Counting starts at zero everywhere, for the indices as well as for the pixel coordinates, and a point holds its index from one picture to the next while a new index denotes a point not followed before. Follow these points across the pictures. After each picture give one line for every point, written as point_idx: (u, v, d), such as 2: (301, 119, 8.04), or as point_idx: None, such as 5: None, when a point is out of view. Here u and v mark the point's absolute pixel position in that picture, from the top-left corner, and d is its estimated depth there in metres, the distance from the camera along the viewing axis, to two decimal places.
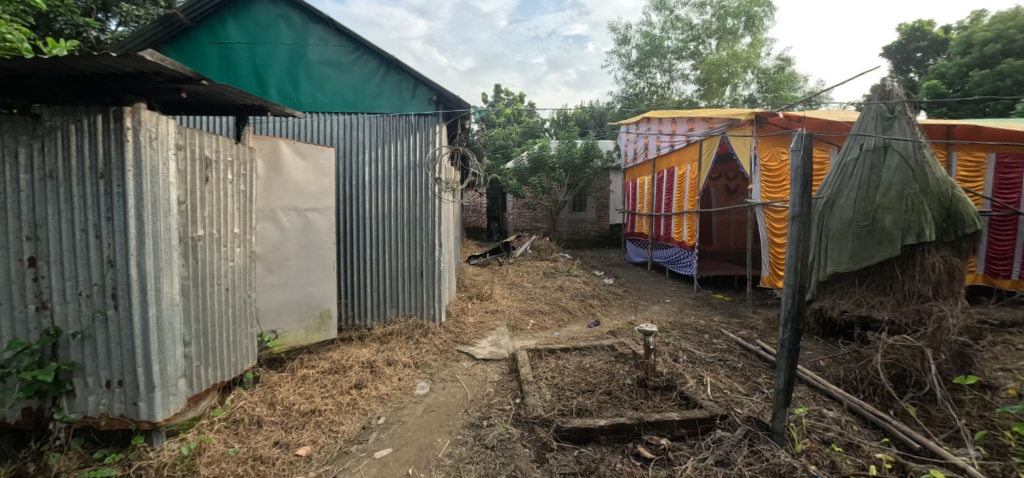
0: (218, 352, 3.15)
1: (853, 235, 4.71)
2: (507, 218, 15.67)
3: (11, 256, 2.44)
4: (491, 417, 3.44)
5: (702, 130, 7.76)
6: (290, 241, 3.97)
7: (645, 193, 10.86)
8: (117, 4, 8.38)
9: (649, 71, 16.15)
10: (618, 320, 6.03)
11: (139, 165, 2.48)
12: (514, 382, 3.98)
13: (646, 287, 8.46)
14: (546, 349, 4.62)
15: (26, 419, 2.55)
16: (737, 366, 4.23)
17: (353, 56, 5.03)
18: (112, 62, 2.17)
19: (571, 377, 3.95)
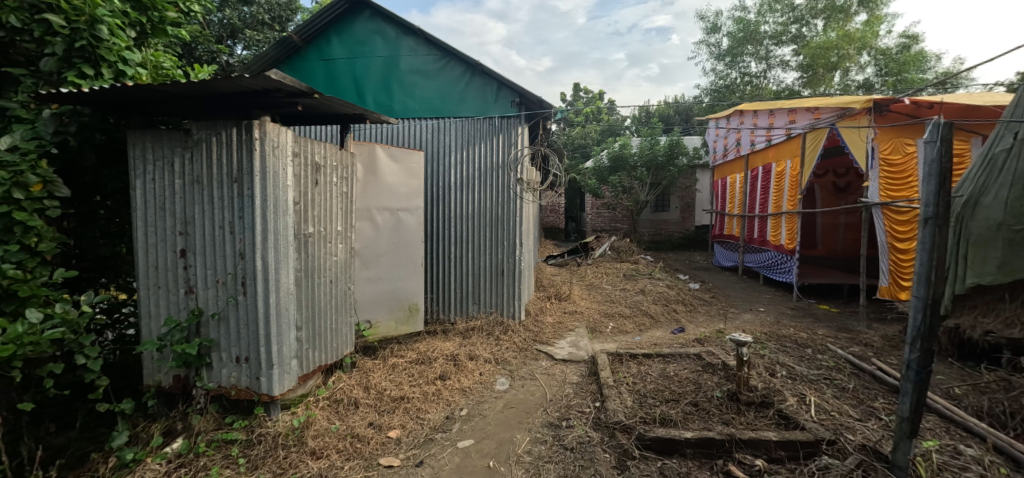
0: (323, 337, 3.53)
1: (1003, 241, 4.21)
2: (585, 218, 15.64)
3: (169, 247, 2.95)
4: (570, 419, 3.53)
5: (807, 122, 7.29)
6: (383, 238, 4.31)
7: (737, 192, 10.34)
8: (243, 31, 9.55)
9: (743, 60, 15.29)
10: (704, 328, 5.84)
11: (264, 171, 2.86)
12: (594, 385, 4.04)
13: (735, 293, 8.07)
14: (628, 354, 4.62)
15: (176, 384, 3.05)
16: (848, 387, 3.95)
17: (441, 63, 5.33)
18: (246, 82, 2.55)
19: (653, 384, 3.93)
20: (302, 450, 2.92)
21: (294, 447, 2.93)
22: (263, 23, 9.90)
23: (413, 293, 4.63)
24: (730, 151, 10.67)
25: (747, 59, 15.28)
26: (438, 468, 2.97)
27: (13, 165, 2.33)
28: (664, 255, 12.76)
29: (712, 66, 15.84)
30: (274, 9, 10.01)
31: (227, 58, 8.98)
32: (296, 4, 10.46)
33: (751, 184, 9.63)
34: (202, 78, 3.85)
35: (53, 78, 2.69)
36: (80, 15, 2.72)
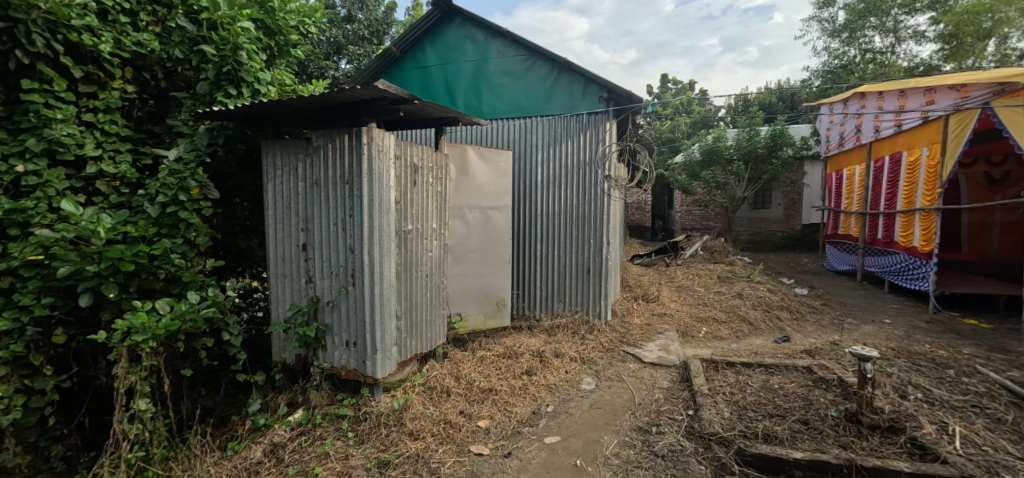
0: (419, 327, 3.82)
1: None
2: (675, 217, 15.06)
3: (295, 241, 3.38)
4: (660, 425, 3.49)
5: (949, 102, 6.52)
6: (473, 235, 4.54)
7: (857, 187, 9.38)
8: (346, 47, 10.43)
9: (863, 35, 13.84)
10: (813, 338, 5.40)
11: (372, 173, 3.17)
12: (686, 392, 3.95)
13: (853, 302, 7.36)
14: (725, 362, 4.46)
15: (297, 362, 3.48)
16: (1004, 418, 3.47)
17: (528, 64, 5.47)
18: (357, 92, 2.85)
19: (754, 396, 3.75)
20: (401, 430, 3.19)
21: (394, 426, 3.21)
22: (363, 38, 10.76)
23: (501, 289, 4.80)
24: (846, 140, 9.70)
25: (869, 33, 13.77)
26: (526, 461, 3.10)
27: (180, 173, 2.93)
28: (763, 257, 11.94)
29: (824, 44, 14.48)
30: (372, 24, 10.82)
31: (333, 73, 9.87)
32: (391, 18, 11.22)
33: (874, 176, 8.68)
34: (317, 92, 4.34)
35: (205, 98, 3.20)
36: (226, 44, 3.22)
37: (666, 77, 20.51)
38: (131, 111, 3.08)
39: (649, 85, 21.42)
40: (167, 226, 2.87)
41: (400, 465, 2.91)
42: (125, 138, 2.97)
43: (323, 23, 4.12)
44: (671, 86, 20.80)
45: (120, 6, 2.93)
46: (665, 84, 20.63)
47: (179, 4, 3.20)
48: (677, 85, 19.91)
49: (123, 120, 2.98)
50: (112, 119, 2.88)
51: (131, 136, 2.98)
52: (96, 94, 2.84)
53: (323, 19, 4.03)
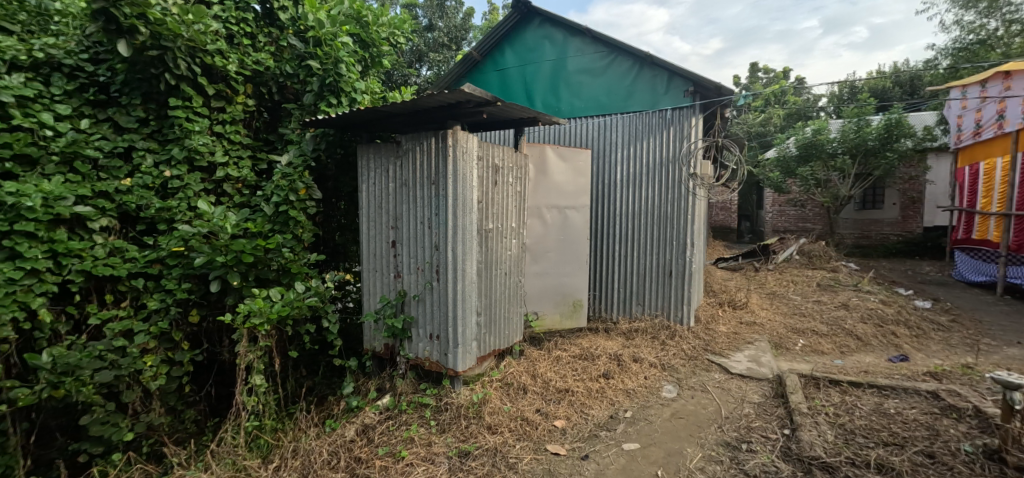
0: (497, 324, 3.94)
1: None
2: (766, 218, 14.09)
3: (386, 238, 3.66)
4: (751, 442, 3.30)
5: None
6: (550, 234, 4.58)
7: (998, 183, 8.22)
8: (428, 54, 10.95)
9: (1008, 3, 12.10)
10: (937, 359, 4.80)
11: (456, 173, 3.34)
12: (781, 409, 3.71)
13: (991, 319, 6.43)
14: (828, 379, 4.13)
15: (386, 351, 3.74)
16: None
17: (607, 60, 5.42)
18: (445, 96, 3.03)
19: (864, 420, 3.45)
20: (480, 423, 3.32)
21: (473, 418, 3.36)
22: (443, 44, 11.24)
23: (578, 289, 4.80)
24: (985, 129, 8.49)
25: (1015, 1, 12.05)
26: (604, 465, 3.09)
27: (290, 176, 3.29)
28: (872, 264, 10.79)
29: (955, 18, 12.77)
30: (452, 31, 11.26)
31: (416, 80, 10.40)
32: (469, 24, 11.61)
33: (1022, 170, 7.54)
34: (404, 99, 4.62)
35: (310, 108, 3.56)
36: (328, 58, 3.54)
37: (758, 67, 19.13)
38: (251, 122, 3.50)
39: (738, 76, 20.09)
40: (280, 223, 3.25)
41: (479, 457, 3.04)
42: (246, 146, 3.40)
43: (412, 34, 4.40)
44: (763, 76, 19.42)
45: (242, 30, 3.37)
46: (757, 75, 19.29)
47: (291, 26, 3.56)
48: (769, 75, 18.54)
49: (245, 131, 3.41)
50: (236, 129, 3.31)
51: (251, 144, 3.41)
52: (224, 108, 3.28)
53: (412, 29, 4.30)
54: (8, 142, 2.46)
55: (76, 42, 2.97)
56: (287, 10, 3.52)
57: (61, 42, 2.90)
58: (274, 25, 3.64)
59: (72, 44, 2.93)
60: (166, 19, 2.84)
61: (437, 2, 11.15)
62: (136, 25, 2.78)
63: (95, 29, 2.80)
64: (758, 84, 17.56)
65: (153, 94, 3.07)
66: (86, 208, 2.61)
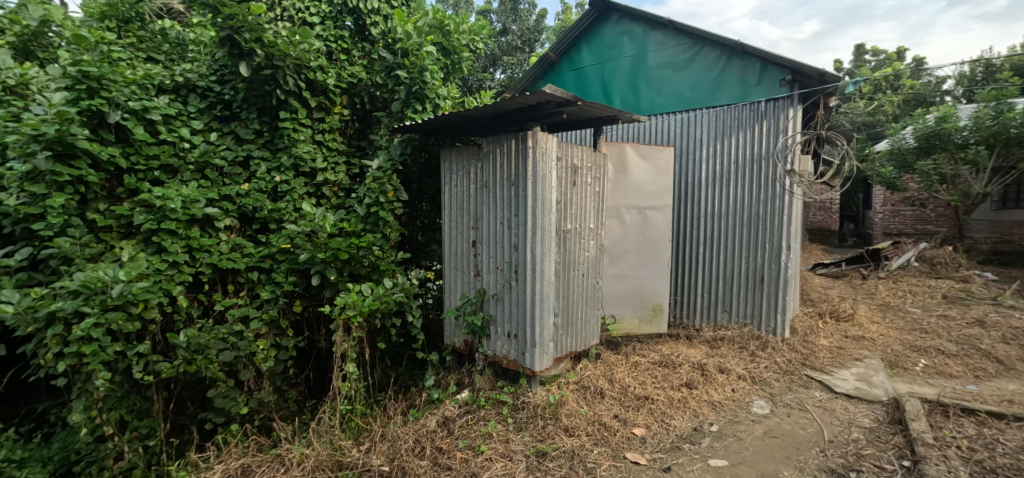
0: (574, 326, 3.92)
1: None
2: (879, 220, 12.55)
3: (467, 238, 3.81)
4: (861, 472, 2.95)
5: None
6: (630, 236, 4.46)
7: None
8: (502, 58, 11.12)
9: None
10: None
11: (535, 173, 3.37)
12: (899, 437, 3.28)
13: None
14: (960, 407, 3.58)
15: (465, 347, 3.88)
16: None
17: (692, 53, 5.13)
18: (528, 97, 3.12)
19: (1010, 459, 2.95)
20: (557, 424, 3.32)
21: (550, 419, 3.37)
22: (516, 48, 11.43)
23: (660, 293, 4.62)
24: None
25: None
26: None
27: (380, 179, 3.56)
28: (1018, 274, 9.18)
29: None
30: (525, 34, 11.45)
31: (491, 85, 10.71)
32: (541, 26, 11.67)
33: None
34: (483, 103, 4.75)
35: (398, 116, 3.79)
36: (414, 67, 3.72)
37: (864, 48, 17.02)
38: (346, 130, 3.83)
39: (839, 59, 18.14)
40: (372, 223, 3.52)
41: (557, 458, 3.04)
42: (342, 153, 3.73)
43: (489, 38, 4.51)
44: (872, 59, 17.35)
45: (339, 46, 3.73)
46: (864, 58, 17.22)
47: (381, 39, 3.83)
48: (878, 56, 16.41)
49: (341, 138, 3.73)
50: (333, 137, 3.64)
51: (346, 150, 3.72)
52: (324, 118, 3.62)
53: (489, 35, 4.42)
54: (157, 155, 2.99)
55: (207, 66, 3.46)
56: (378, 25, 3.82)
57: (196, 67, 3.41)
58: (365, 41, 3.96)
59: (203, 69, 3.43)
60: (277, 41, 3.20)
61: (510, 6, 11.43)
62: (253, 49, 3.16)
63: (223, 54, 3.23)
64: (867, 68, 15.62)
65: (267, 109, 3.47)
66: (214, 209, 3.03)
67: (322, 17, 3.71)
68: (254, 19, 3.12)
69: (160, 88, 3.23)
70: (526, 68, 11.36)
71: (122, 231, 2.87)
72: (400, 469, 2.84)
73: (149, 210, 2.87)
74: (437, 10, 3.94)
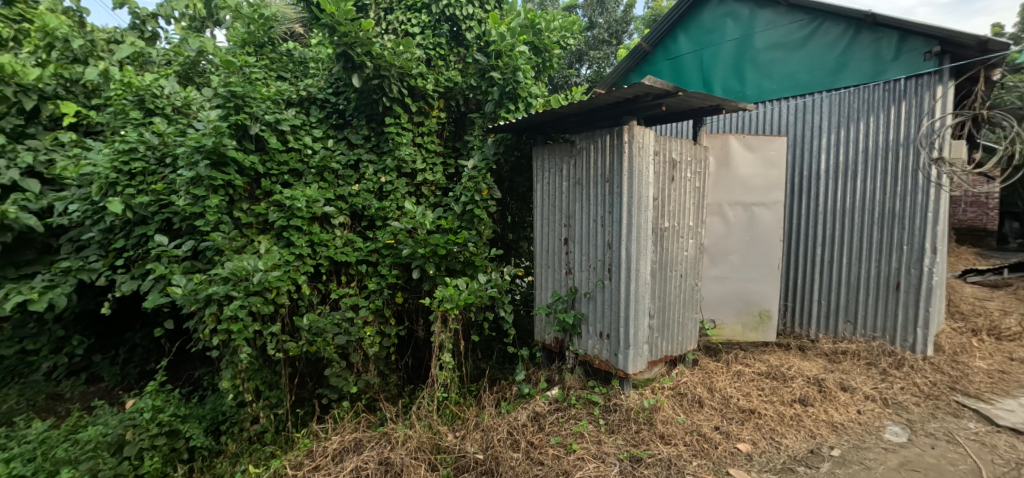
0: (670, 329, 3.74)
1: None
2: None
3: (559, 235, 3.82)
4: None
5: None
6: (735, 234, 4.13)
7: None
8: (588, 53, 11.34)
9: None
10: None
11: (631, 169, 3.27)
12: None
13: None
14: None
15: (556, 344, 3.89)
16: None
17: (809, 29, 4.57)
18: (627, 90, 3.04)
19: None
20: (652, 430, 3.19)
21: (645, 424, 3.25)
22: (603, 41, 11.49)
23: (769, 297, 4.21)
24: None
25: None
26: None
27: (476, 178, 3.72)
28: None
29: None
30: (612, 26, 11.41)
31: (578, 80, 10.67)
32: (630, 16, 11.49)
33: None
34: (575, 98, 4.71)
35: (491, 116, 3.91)
36: (508, 68, 3.80)
37: None
38: (443, 133, 4.06)
39: None
40: (467, 220, 3.68)
41: (653, 466, 2.92)
42: (439, 154, 3.96)
43: (580, 34, 4.47)
44: None
45: (438, 53, 3.94)
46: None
47: (475, 43, 3.98)
48: None
49: (438, 140, 3.96)
50: (432, 139, 3.89)
51: (443, 152, 3.94)
52: (423, 121, 3.87)
53: (580, 30, 4.38)
54: (287, 160, 3.42)
55: (326, 80, 3.89)
56: (474, 30, 3.97)
57: (316, 81, 3.86)
58: (460, 46, 4.15)
59: (322, 83, 3.86)
60: (384, 53, 3.47)
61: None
62: (364, 62, 3.48)
63: (339, 69, 3.58)
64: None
65: (375, 115, 3.79)
66: (330, 208, 3.39)
67: (422, 27, 3.96)
68: (365, 35, 3.41)
69: (288, 101, 3.73)
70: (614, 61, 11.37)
71: (260, 227, 3.33)
72: (493, 459, 2.94)
73: (280, 210, 3.30)
74: (529, 10, 4.00)
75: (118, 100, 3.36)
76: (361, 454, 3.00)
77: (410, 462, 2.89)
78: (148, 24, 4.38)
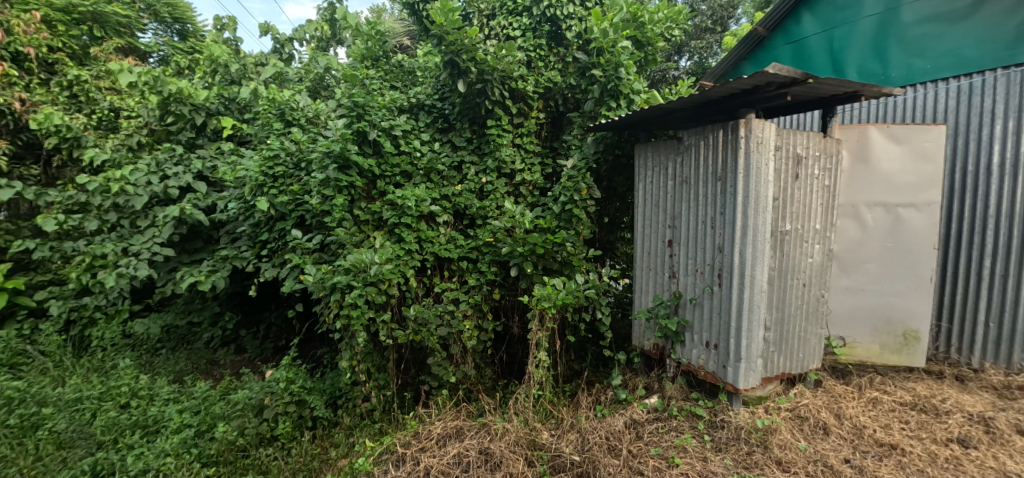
0: (790, 344, 3.36)
1: None
2: None
3: (663, 237, 3.64)
4: None
5: None
6: (875, 240, 3.58)
7: None
8: (688, 44, 11.70)
9: None
10: None
11: (748, 166, 2.99)
12: None
13: None
14: None
15: (655, 350, 3.71)
16: None
17: None
18: (744, 80, 2.80)
19: None
20: (768, 454, 2.88)
21: (757, 446, 2.95)
22: (706, 29, 11.74)
23: (918, 314, 3.58)
24: None
25: None
26: None
27: (575, 177, 3.69)
28: None
29: None
30: (715, 12, 11.63)
31: (679, 74, 10.93)
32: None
33: None
34: (681, 92, 4.48)
35: (591, 114, 3.87)
36: (610, 65, 3.73)
37: None
38: (542, 133, 4.12)
39: None
40: (566, 220, 3.68)
41: None
42: (538, 154, 4.02)
43: (685, 24, 4.25)
44: None
45: (538, 54, 4.02)
46: None
47: (575, 42, 3.99)
48: None
49: (536, 141, 4.03)
50: (530, 140, 3.97)
51: (541, 152, 4.00)
52: (523, 122, 3.96)
53: (686, 20, 4.17)
54: (399, 163, 3.73)
55: (433, 87, 4.18)
56: (574, 29, 3.98)
57: (425, 89, 4.17)
58: (561, 45, 4.18)
59: (429, 90, 4.16)
60: (487, 57, 3.62)
61: None
62: (468, 67, 3.64)
63: (446, 75, 3.79)
64: None
65: (477, 118, 3.98)
66: (436, 207, 3.62)
67: (523, 30, 4.06)
68: (469, 41, 3.58)
69: (400, 108, 4.08)
70: (717, 50, 11.66)
71: (375, 224, 3.66)
72: (591, 462, 2.91)
73: (393, 208, 3.60)
74: (631, 3, 3.87)
75: (265, 114, 3.95)
76: (462, 441, 3.14)
77: (508, 455, 2.97)
78: (286, 47, 5.04)
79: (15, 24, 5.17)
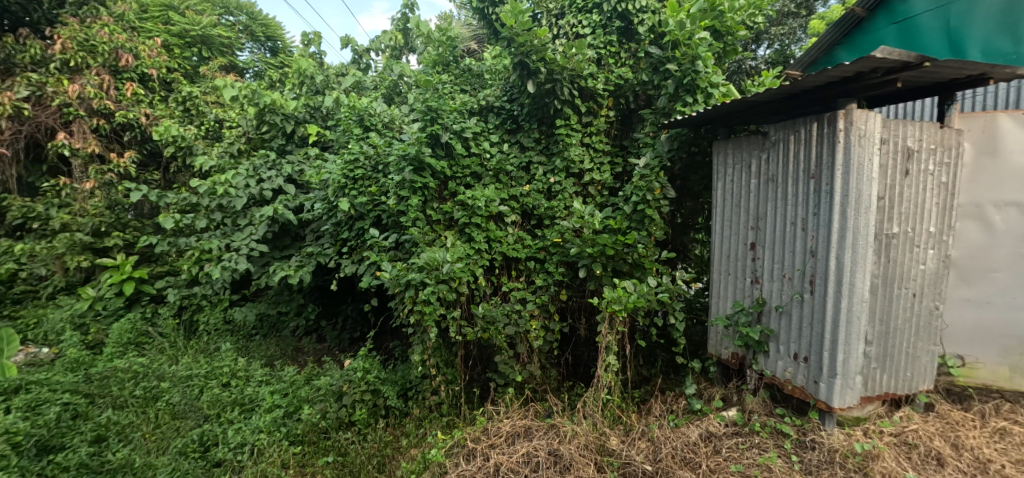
0: (896, 361, 2.97)
1: None
2: None
3: (745, 239, 3.39)
4: None
5: None
6: (1005, 245, 3.09)
7: None
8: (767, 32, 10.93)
9: None
10: None
11: (848, 162, 2.69)
12: None
13: None
14: None
15: (734, 359, 3.45)
16: None
17: None
18: (845, 67, 2.52)
19: None
20: None
21: (855, 473, 2.64)
22: (788, 13, 10.89)
23: None
24: None
25: None
26: None
27: (648, 176, 3.55)
28: None
29: None
30: None
31: (759, 64, 10.22)
32: None
33: None
34: (765, 84, 4.16)
35: (664, 110, 3.73)
36: (686, 57, 3.52)
37: None
38: (611, 131, 4.02)
39: None
40: (637, 221, 3.56)
41: None
42: (607, 153, 3.94)
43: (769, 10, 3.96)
44: None
45: (608, 51, 3.96)
46: None
47: (648, 36, 3.88)
48: None
49: (606, 139, 3.94)
50: (600, 138, 3.89)
51: (611, 150, 3.91)
52: (592, 121, 3.90)
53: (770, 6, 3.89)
54: (469, 164, 3.83)
55: (501, 89, 4.25)
56: (647, 23, 3.87)
57: (494, 91, 4.25)
58: (631, 41, 4.08)
59: (498, 92, 4.24)
60: (557, 57, 3.61)
61: None
62: (539, 67, 3.65)
63: (516, 77, 3.83)
64: None
65: (545, 119, 3.98)
66: (504, 207, 3.67)
67: (593, 27, 4.01)
68: (539, 42, 3.59)
69: (470, 110, 4.19)
70: (801, 36, 10.78)
71: (446, 224, 3.78)
72: (664, 473, 2.80)
73: (463, 208, 3.69)
74: None
75: (346, 120, 4.24)
76: (531, 441, 3.14)
77: (578, 458, 2.92)
78: (364, 58, 5.37)
79: (141, 49, 6.01)
